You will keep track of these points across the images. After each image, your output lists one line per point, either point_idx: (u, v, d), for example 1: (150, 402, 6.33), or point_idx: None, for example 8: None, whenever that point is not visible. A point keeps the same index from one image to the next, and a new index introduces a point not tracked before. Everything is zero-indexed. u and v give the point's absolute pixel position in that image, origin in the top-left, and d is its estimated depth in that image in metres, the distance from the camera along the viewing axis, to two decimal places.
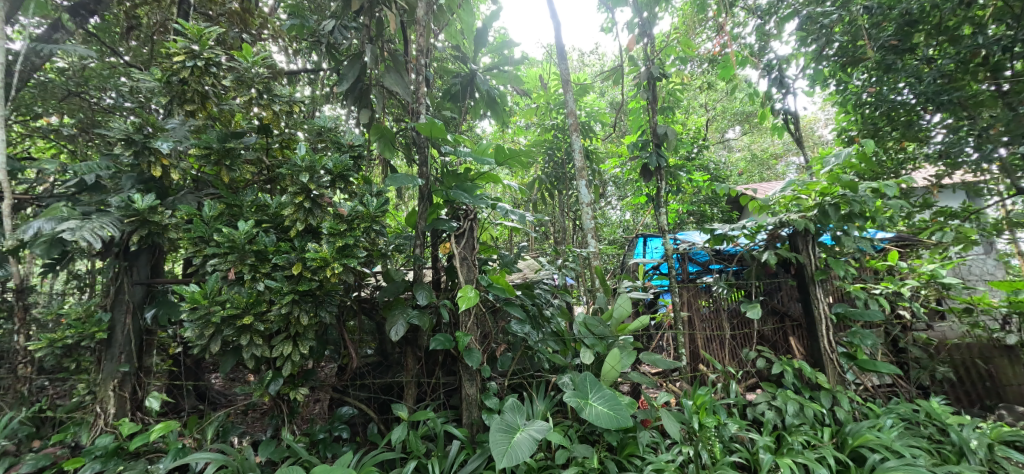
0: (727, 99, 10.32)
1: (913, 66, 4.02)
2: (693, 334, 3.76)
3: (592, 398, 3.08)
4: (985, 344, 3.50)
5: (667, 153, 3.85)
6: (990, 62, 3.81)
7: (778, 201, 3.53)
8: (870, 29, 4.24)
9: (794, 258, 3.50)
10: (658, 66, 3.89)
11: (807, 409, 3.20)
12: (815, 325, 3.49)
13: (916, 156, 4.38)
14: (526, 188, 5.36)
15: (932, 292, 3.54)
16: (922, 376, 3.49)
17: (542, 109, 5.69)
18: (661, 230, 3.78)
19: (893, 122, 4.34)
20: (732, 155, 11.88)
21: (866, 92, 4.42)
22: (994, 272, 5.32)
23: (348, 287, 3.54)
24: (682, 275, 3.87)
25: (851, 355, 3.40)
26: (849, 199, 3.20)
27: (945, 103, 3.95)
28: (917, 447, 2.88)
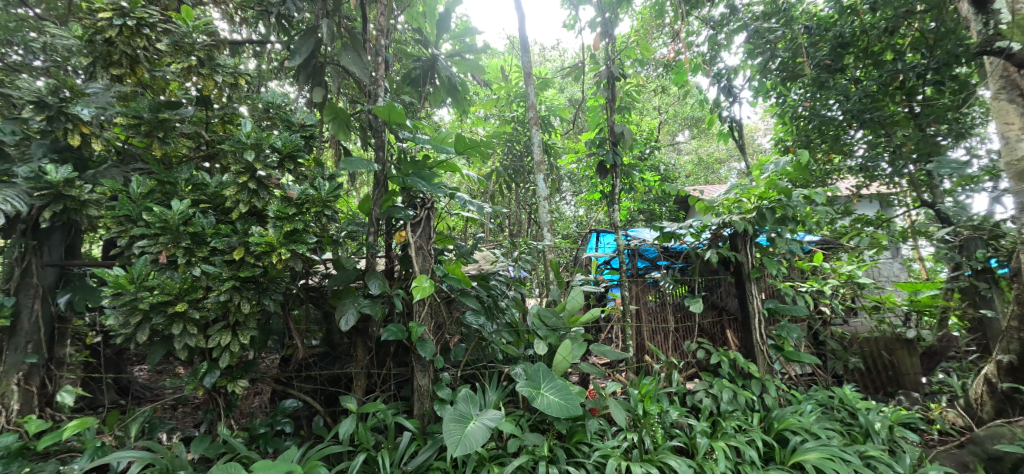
0: (679, 104, 10.82)
1: (843, 85, 4.44)
2: (640, 327, 3.83)
3: (544, 387, 3.16)
4: (889, 337, 3.88)
5: (622, 152, 3.98)
6: (906, 87, 4.28)
7: (722, 203, 3.77)
8: (808, 48, 4.60)
9: (734, 257, 3.74)
10: (618, 66, 3.95)
11: (740, 396, 3.46)
12: (750, 319, 3.78)
13: (841, 168, 4.82)
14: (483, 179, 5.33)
15: (849, 292, 3.93)
16: (837, 365, 3.85)
17: (502, 101, 5.64)
18: (613, 227, 3.90)
19: (823, 136, 4.75)
20: (682, 159, 12.48)
21: (801, 105, 4.76)
22: (901, 274, 5.95)
23: (295, 274, 3.38)
24: (633, 270, 3.95)
25: (779, 347, 3.72)
26: (783, 204, 3.47)
27: (866, 121, 4.35)
28: (831, 430, 3.21)
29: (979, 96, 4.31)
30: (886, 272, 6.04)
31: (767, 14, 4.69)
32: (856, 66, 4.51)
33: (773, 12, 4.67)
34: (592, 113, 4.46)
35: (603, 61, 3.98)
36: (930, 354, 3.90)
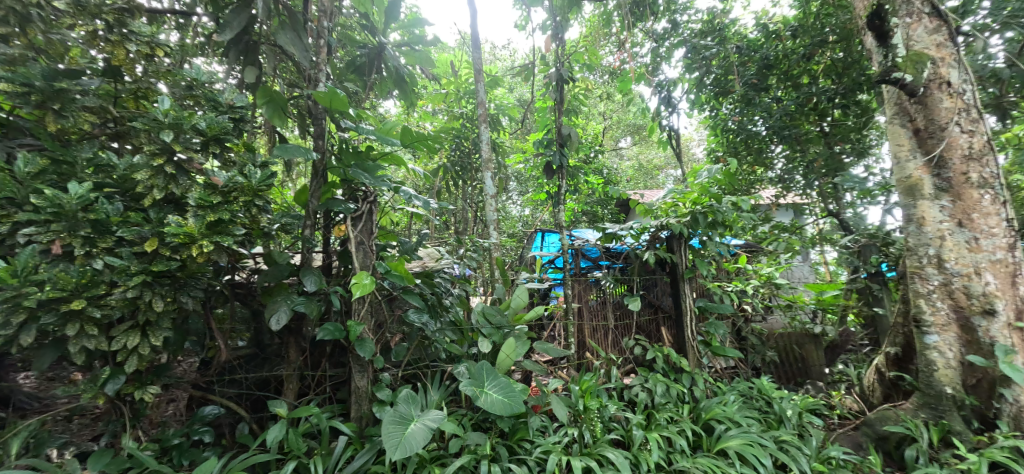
0: (623, 110, 11.28)
1: (766, 103, 4.86)
2: (582, 325, 4.02)
3: (487, 385, 3.14)
4: (800, 333, 4.35)
5: (569, 154, 4.07)
6: (818, 109, 4.80)
7: (660, 207, 4.00)
8: (739, 67, 5.02)
9: (670, 258, 4.01)
10: (567, 69, 4.01)
11: (672, 390, 3.68)
12: (682, 316, 4.05)
13: (762, 178, 5.30)
14: (430, 174, 5.23)
15: (767, 291, 4.34)
16: (756, 359, 4.22)
17: (451, 96, 5.54)
18: (558, 227, 3.96)
19: (749, 149, 5.17)
20: (624, 163, 13.02)
21: (731, 117, 5.19)
22: (810, 276, 6.64)
23: (219, 269, 3.11)
24: (576, 270, 4.09)
25: (707, 342, 4.03)
26: (715, 209, 3.75)
27: (786, 137, 4.86)
28: (751, 417, 3.49)
29: (876, 121, 4.83)
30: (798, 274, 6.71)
31: (703, 33, 5.22)
32: (778, 86, 4.95)
33: (709, 31, 5.20)
34: (540, 114, 4.59)
35: (554, 63, 4.04)
36: (831, 347, 4.41)
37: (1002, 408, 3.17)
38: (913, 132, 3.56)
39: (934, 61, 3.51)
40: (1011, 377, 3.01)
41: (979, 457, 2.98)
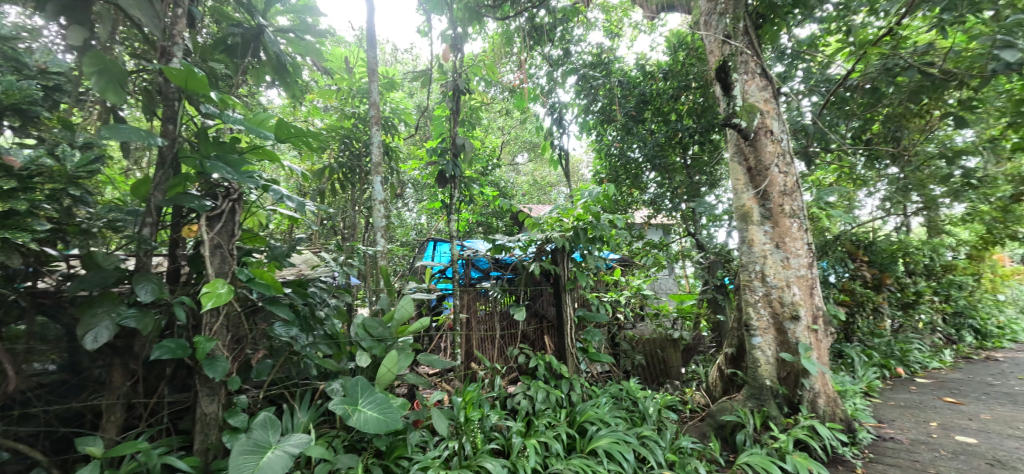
0: (519, 127, 11.88)
1: (642, 133, 5.86)
2: (469, 335, 4.12)
3: (362, 402, 2.86)
4: (664, 338, 4.81)
5: (462, 163, 4.29)
6: (682, 143, 5.88)
7: (546, 221, 4.27)
8: (621, 98, 5.98)
9: (554, 270, 4.29)
10: (464, 80, 4.29)
11: (551, 396, 3.85)
12: (564, 325, 4.34)
13: (638, 200, 6.26)
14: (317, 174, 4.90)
15: (637, 300, 4.82)
16: (626, 363, 4.64)
17: (343, 93, 5.13)
18: (449, 236, 4.10)
19: (629, 175, 6.16)
20: (519, 178, 13.70)
21: (614, 143, 6.14)
22: (674, 288, 7.62)
23: (13, 274, 2.46)
24: (466, 280, 4.30)
25: (585, 349, 4.37)
26: (594, 225, 4.15)
27: (657, 164, 5.88)
28: (619, 417, 3.81)
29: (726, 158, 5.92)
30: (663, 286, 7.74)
31: (594, 65, 5.97)
32: (651, 118, 5.92)
33: (597, 64, 5.99)
34: (437, 122, 4.77)
35: (452, 73, 4.29)
36: (687, 350, 4.93)
37: (804, 394, 3.88)
38: (747, 170, 4.26)
39: (763, 113, 4.25)
40: (808, 369, 3.69)
41: (788, 435, 3.61)
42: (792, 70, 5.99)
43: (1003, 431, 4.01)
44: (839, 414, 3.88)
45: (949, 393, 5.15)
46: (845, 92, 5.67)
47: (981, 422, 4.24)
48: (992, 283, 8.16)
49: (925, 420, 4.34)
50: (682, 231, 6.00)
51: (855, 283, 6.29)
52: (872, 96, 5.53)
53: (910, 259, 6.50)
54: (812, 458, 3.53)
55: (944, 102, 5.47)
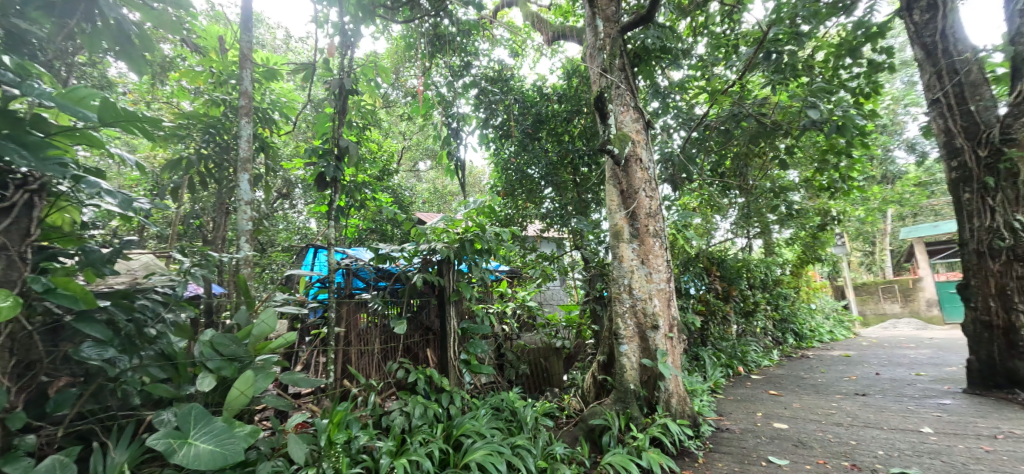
0: (420, 133, 11.84)
1: (537, 150, 6.50)
2: (347, 350, 3.92)
3: (196, 435, 2.51)
4: (547, 349, 5.34)
5: (346, 167, 4.16)
6: (572, 163, 6.60)
7: (433, 231, 4.27)
8: (518, 116, 6.57)
9: (439, 281, 4.29)
10: (351, 80, 4.21)
11: (428, 410, 3.76)
12: (447, 337, 4.34)
13: (532, 214, 6.65)
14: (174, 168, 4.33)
15: (524, 312, 5.22)
16: (510, 373, 4.86)
17: (212, 77, 4.63)
18: (327, 243, 4.12)
19: (523, 189, 6.66)
20: (419, 185, 13.63)
21: (511, 158, 6.72)
22: (563, 298, 8.08)
23: None
24: (345, 291, 4.13)
25: (467, 361, 4.38)
26: (480, 237, 4.20)
27: (550, 181, 6.51)
28: (496, 428, 3.83)
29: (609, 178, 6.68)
30: (552, 297, 8.10)
31: (494, 81, 6.58)
32: (545, 136, 6.68)
33: (498, 79, 6.59)
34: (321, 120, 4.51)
35: (339, 71, 4.20)
36: (568, 358, 5.51)
37: (660, 395, 4.25)
38: (620, 192, 4.61)
39: (634, 142, 4.68)
40: (664, 372, 4.07)
41: (646, 434, 3.92)
42: (665, 108, 6.70)
43: (806, 415, 4.80)
44: (687, 411, 4.32)
45: (772, 386, 6.07)
46: (704, 129, 6.51)
47: (793, 409, 5.04)
48: (805, 293, 9.87)
49: (753, 410, 5.06)
50: (570, 246, 6.33)
51: (709, 295, 7.08)
52: (726, 135, 6.42)
53: (749, 274, 7.64)
54: (663, 454, 3.87)
55: (774, 148, 6.56)
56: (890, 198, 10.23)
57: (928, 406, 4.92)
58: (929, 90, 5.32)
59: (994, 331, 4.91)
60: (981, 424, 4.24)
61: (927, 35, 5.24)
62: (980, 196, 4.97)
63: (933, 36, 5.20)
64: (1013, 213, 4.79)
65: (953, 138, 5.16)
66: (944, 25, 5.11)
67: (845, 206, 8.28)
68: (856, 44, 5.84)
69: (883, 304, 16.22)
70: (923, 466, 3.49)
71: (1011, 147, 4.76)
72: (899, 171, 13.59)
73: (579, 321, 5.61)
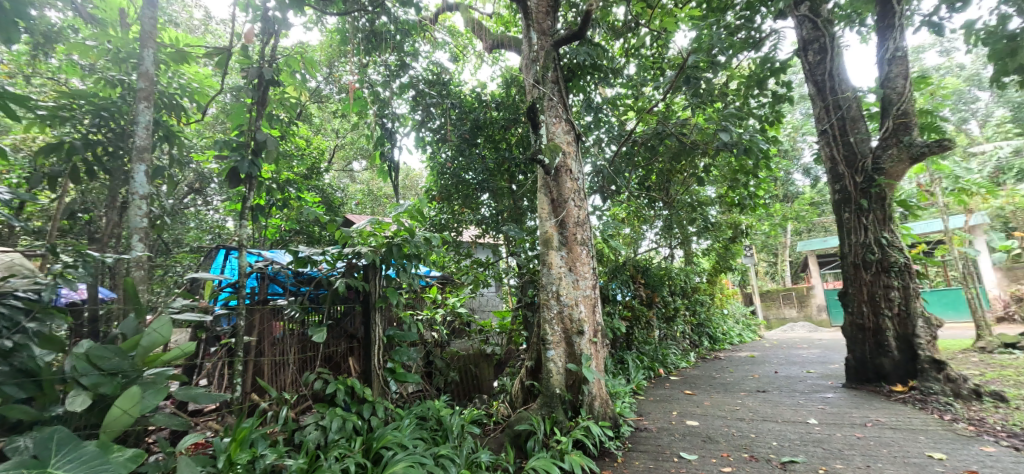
0: (354, 133, 11.44)
1: (473, 156, 6.47)
2: (257, 362, 3.64)
3: (58, 463, 2.17)
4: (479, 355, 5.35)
5: (263, 163, 3.85)
6: (508, 170, 6.64)
7: (359, 235, 4.07)
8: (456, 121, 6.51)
9: (364, 287, 4.09)
10: (273, 70, 3.95)
11: (347, 423, 3.57)
12: (371, 345, 4.15)
13: (467, 219, 6.60)
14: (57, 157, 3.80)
15: (454, 318, 5.14)
16: (439, 381, 4.78)
17: (109, 56, 4.14)
18: (239, 244, 3.68)
19: (459, 194, 6.60)
20: (351, 186, 13.14)
21: (448, 163, 6.61)
22: (497, 304, 8.09)
23: None
24: (258, 297, 3.80)
25: (393, 370, 4.21)
26: (409, 242, 4.04)
27: (486, 187, 6.51)
28: (419, 439, 3.70)
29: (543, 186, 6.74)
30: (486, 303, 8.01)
31: (432, 84, 6.49)
32: (483, 143, 6.65)
33: (435, 82, 6.50)
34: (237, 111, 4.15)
35: (259, 60, 3.92)
36: (499, 363, 5.56)
37: (583, 398, 4.32)
38: (550, 201, 4.69)
39: (564, 153, 4.80)
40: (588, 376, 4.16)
41: (568, 437, 3.96)
42: (598, 122, 6.94)
43: (716, 412, 5.12)
44: (609, 413, 4.44)
45: (688, 386, 6.41)
46: (633, 143, 6.81)
47: (704, 407, 5.34)
48: (718, 299, 10.59)
49: (669, 409, 5.30)
50: (505, 252, 6.32)
51: (634, 301, 7.36)
52: (652, 149, 6.74)
53: (670, 282, 8.07)
54: (585, 456, 3.94)
55: (693, 165, 7.01)
56: (790, 215, 11.31)
57: (816, 400, 5.44)
58: (819, 122, 6.17)
59: (866, 332, 5.67)
60: (855, 414, 4.81)
61: (819, 74, 6.12)
62: (856, 215, 5.78)
63: (823, 75, 6.08)
64: (882, 231, 5.62)
65: (838, 165, 5.97)
66: (831, 67, 6.00)
67: (753, 220, 9.01)
68: (763, 76, 6.74)
69: (783, 309, 17.80)
70: (809, 454, 3.86)
71: (880, 176, 5.58)
72: (799, 190, 15.05)
73: (509, 328, 5.61)
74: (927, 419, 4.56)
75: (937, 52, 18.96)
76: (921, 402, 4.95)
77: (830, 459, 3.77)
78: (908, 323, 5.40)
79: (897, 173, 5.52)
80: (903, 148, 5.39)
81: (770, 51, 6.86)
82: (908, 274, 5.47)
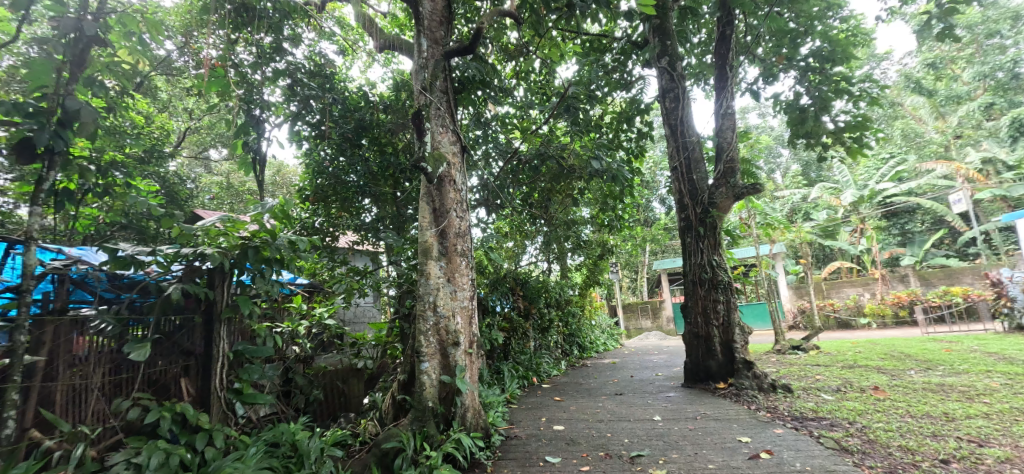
0: (214, 116, 10.09)
1: (356, 157, 6.02)
2: (45, 387, 2.89)
3: None
4: (347, 369, 4.86)
5: (73, 138, 3.10)
6: (394, 177, 6.34)
7: (205, 234, 3.46)
8: (339, 119, 6.02)
9: (207, 294, 3.51)
10: (98, 26, 3.20)
11: (172, 457, 2.95)
12: (213, 363, 3.54)
13: (345, 224, 6.14)
14: None
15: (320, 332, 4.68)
16: (299, 400, 4.27)
17: None
18: (30, 236, 2.89)
19: (337, 196, 6.07)
20: (204, 177, 11.51)
21: (328, 161, 6.03)
22: (374, 316, 7.66)
23: None
24: (55, 303, 3.11)
25: (239, 391, 3.61)
26: (269, 245, 3.54)
27: (368, 192, 6.11)
28: (267, 468, 3.21)
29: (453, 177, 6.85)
30: (363, 314, 7.53)
31: (313, 74, 5.90)
32: (367, 144, 6.22)
33: (318, 73, 5.92)
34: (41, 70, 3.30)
35: (79, 11, 3.15)
36: (370, 378, 5.11)
37: (456, 410, 4.15)
38: (432, 210, 4.50)
39: (449, 164, 4.66)
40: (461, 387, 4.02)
41: (439, 453, 3.75)
42: (488, 137, 6.91)
43: (579, 415, 5.33)
44: (481, 423, 4.35)
45: (557, 393, 6.60)
46: (519, 159, 6.95)
47: (570, 411, 5.51)
48: (588, 311, 11.23)
49: (539, 416, 5.38)
50: (386, 260, 5.96)
51: (513, 313, 7.44)
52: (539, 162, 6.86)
53: (547, 294, 8.33)
54: (454, 469, 3.76)
55: (571, 187, 7.40)
56: (648, 237, 12.52)
57: (661, 399, 5.94)
58: (671, 160, 6.94)
59: (699, 338, 6.37)
60: (688, 409, 5.37)
61: (673, 120, 6.85)
62: (695, 240, 6.51)
63: (675, 122, 6.84)
64: (713, 253, 6.34)
65: (683, 198, 6.72)
66: (682, 116, 6.75)
67: (619, 239, 9.76)
68: (632, 114, 7.59)
69: (640, 320, 19.52)
70: (652, 447, 4.20)
71: (712, 208, 6.33)
72: (656, 217, 16.77)
73: (385, 340, 5.28)
74: (738, 409, 5.26)
75: (756, 114, 22.84)
76: (735, 395, 5.72)
77: (668, 449, 4.15)
78: (728, 329, 6.19)
79: (725, 208, 6.31)
80: (729, 187, 6.14)
81: (638, 93, 7.58)
82: (730, 291, 6.29)
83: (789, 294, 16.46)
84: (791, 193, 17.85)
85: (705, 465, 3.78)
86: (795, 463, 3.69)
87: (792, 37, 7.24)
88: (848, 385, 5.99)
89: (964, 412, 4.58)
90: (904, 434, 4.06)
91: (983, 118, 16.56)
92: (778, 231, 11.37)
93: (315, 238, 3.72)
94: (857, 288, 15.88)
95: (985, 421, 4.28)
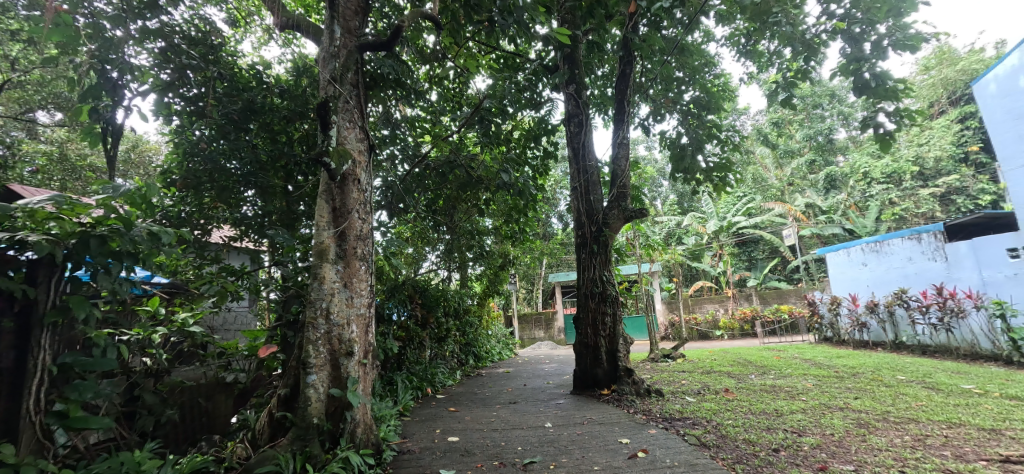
0: (50, 75, 8.36)
1: (240, 141, 5.28)
2: None
3: None
4: (212, 384, 4.15)
5: None
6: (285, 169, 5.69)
7: (28, 214, 2.71)
8: (224, 98, 5.28)
9: (25, 292, 2.76)
10: None
11: None
12: (26, 380, 2.78)
13: (219, 217, 5.34)
14: None
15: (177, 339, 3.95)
16: (146, 422, 3.53)
17: None
18: None
19: (212, 182, 5.25)
20: (27, 146, 9.42)
21: (204, 143, 5.20)
22: (249, 323, 6.79)
23: None
24: None
25: (63, 413, 2.83)
26: (121, 235, 2.87)
27: (252, 182, 5.38)
28: None
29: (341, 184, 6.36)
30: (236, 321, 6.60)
31: (193, 42, 5.12)
32: (256, 130, 5.55)
33: (200, 43, 5.16)
34: None
35: None
36: (241, 394, 4.44)
37: (345, 426, 3.76)
38: (331, 210, 4.08)
39: (354, 162, 4.28)
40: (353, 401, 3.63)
41: None
42: (395, 138, 6.48)
43: (473, 426, 5.14)
44: (371, 440, 3.97)
45: (453, 403, 6.34)
46: (423, 164, 6.67)
47: (465, 422, 5.30)
48: (485, 321, 11.09)
49: (432, 428, 5.09)
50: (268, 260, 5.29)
51: (409, 322, 7.05)
52: (446, 167, 6.66)
53: (445, 303, 8.06)
54: None
55: (477, 197, 7.28)
56: (545, 251, 12.83)
57: (551, 406, 5.97)
58: (572, 180, 7.15)
59: (589, 348, 6.52)
60: (577, 415, 5.45)
61: (576, 143, 7.08)
62: (589, 257, 6.72)
63: (577, 145, 7.08)
64: (605, 270, 6.60)
65: (581, 217, 6.94)
66: (584, 140, 7.02)
67: (518, 252, 9.84)
68: (539, 133, 7.71)
69: (532, 330, 19.86)
70: (544, 453, 4.15)
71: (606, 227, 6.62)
72: (553, 232, 17.28)
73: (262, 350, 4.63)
74: (620, 414, 5.44)
75: (643, 146, 24.88)
76: (618, 400, 5.95)
77: (558, 454, 4.13)
78: (615, 340, 6.45)
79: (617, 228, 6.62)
80: (621, 210, 6.50)
81: (546, 113, 7.74)
82: (617, 303, 6.58)
83: (663, 309, 17.91)
84: (669, 218, 19.54)
85: (590, 467, 3.81)
86: (665, 460, 3.87)
87: (677, 84, 7.89)
88: (706, 388, 6.54)
89: (789, 408, 5.20)
90: (747, 429, 4.46)
91: (806, 172, 20.35)
92: (657, 251, 12.33)
93: (186, 232, 3.14)
94: (715, 304, 17.82)
95: (804, 415, 4.89)
